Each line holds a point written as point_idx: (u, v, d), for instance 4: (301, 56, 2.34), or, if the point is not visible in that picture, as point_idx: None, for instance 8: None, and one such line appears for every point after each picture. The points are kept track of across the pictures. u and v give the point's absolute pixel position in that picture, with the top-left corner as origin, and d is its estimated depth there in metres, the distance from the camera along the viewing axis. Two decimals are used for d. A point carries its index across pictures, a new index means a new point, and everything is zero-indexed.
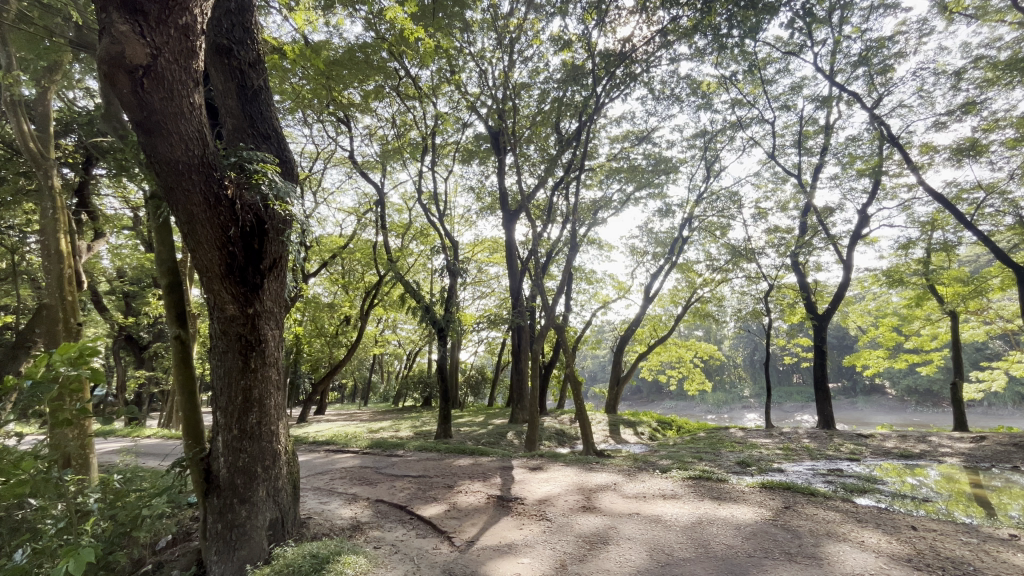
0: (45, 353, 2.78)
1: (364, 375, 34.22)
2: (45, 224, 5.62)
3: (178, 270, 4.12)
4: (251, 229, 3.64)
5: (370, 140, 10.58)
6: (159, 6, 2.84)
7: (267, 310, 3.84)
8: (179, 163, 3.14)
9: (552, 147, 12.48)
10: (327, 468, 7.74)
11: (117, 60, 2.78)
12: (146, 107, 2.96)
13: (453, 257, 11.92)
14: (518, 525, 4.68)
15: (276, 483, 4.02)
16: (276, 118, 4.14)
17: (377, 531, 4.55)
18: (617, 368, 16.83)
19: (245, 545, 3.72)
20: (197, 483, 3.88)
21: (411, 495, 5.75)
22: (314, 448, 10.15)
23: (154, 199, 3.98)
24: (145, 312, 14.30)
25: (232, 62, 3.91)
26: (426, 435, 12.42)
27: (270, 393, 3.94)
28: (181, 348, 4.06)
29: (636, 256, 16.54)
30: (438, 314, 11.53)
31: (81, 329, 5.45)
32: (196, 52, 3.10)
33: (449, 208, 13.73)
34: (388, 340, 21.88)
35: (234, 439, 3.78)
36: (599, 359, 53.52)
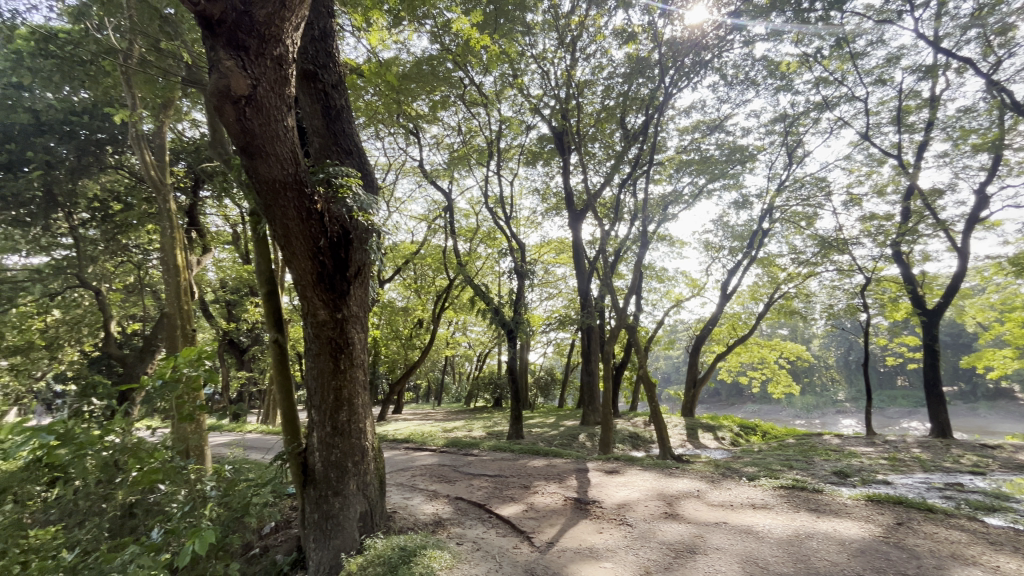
0: (172, 355, 3.22)
1: (436, 376, 35.45)
2: (165, 242, 6.43)
3: (274, 279, 4.50)
4: (338, 239, 3.92)
5: (438, 149, 10.92)
6: (257, 40, 3.08)
7: (353, 314, 4.09)
8: (276, 182, 3.44)
9: (618, 142, 12.20)
10: (408, 464, 8.11)
11: (225, 93, 3.07)
12: (248, 132, 3.24)
13: (520, 259, 12.00)
14: (597, 530, 4.62)
15: (365, 477, 4.26)
16: (357, 134, 4.42)
17: (458, 528, 4.69)
18: (693, 369, 16.08)
19: (339, 535, 3.99)
20: (296, 476, 4.21)
21: (489, 494, 5.87)
22: (394, 446, 10.65)
23: (254, 215, 4.39)
24: (244, 318, 15.76)
25: (317, 85, 4.23)
26: (498, 435, 12.60)
27: (358, 393, 4.19)
28: (279, 351, 4.44)
29: (711, 251, 15.71)
30: (507, 316, 11.71)
31: (196, 334, 6.18)
32: (289, 80, 3.35)
33: (516, 210, 13.86)
34: (458, 342, 22.51)
35: (328, 435, 4.07)
36: (672, 360, 51.52)
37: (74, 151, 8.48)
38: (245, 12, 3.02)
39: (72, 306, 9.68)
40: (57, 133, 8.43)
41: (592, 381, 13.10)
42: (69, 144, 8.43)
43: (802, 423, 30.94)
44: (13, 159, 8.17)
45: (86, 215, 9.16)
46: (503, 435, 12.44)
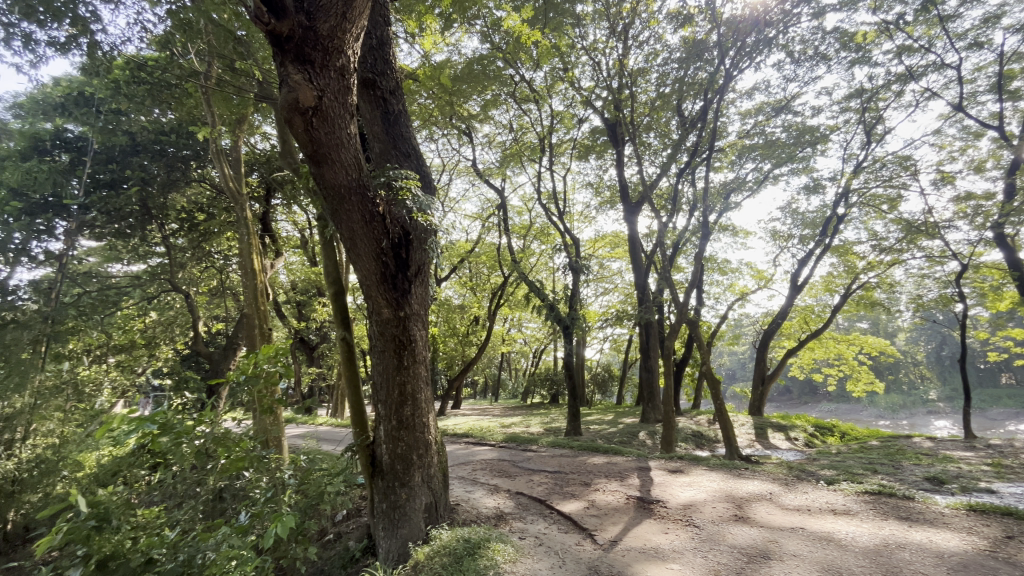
0: (254, 353, 3.49)
1: (493, 372, 35.92)
2: (243, 248, 6.95)
3: (341, 280, 4.74)
4: (399, 240, 4.06)
5: (490, 148, 11.00)
6: (322, 53, 3.24)
7: (415, 312, 4.23)
8: (342, 187, 3.61)
9: (674, 131, 11.76)
10: (468, 459, 8.28)
11: (294, 106, 3.25)
12: (315, 141, 3.43)
13: (575, 254, 11.87)
14: (662, 530, 4.49)
15: (429, 470, 4.40)
16: (415, 137, 4.55)
17: (520, 523, 4.73)
18: (761, 366, 15.25)
19: (406, 525, 4.14)
20: (365, 467, 4.41)
21: (549, 490, 5.88)
22: (454, 440, 10.91)
23: (321, 219, 4.64)
24: (313, 318, 16.72)
25: (376, 92, 4.40)
26: (556, 431, 12.58)
27: (421, 388, 4.33)
28: (347, 348, 4.67)
29: (779, 240, 14.80)
30: (562, 312, 11.64)
31: (271, 333, 6.64)
32: (350, 89, 3.50)
33: (569, 205, 13.72)
34: (514, 339, 22.68)
35: (393, 428, 4.24)
36: (737, 355, 49.15)
37: (164, 167, 9.35)
38: (310, 27, 3.17)
39: (165, 309, 10.69)
40: (149, 152, 9.32)
41: (652, 378, 12.74)
42: (159, 162, 9.30)
43: (887, 424, 28.61)
44: (114, 178, 9.09)
45: (175, 225, 10.03)
46: (561, 432, 12.40)
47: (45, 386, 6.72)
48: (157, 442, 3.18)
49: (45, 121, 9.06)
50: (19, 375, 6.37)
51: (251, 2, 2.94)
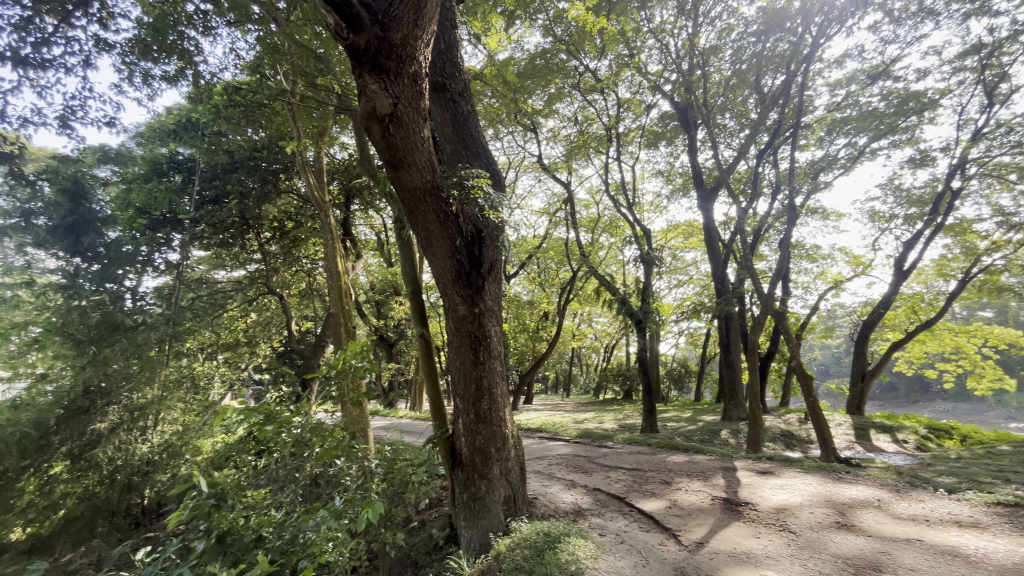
0: (344, 348, 3.75)
1: (564, 367, 35.81)
2: (328, 252, 7.46)
3: (417, 279, 4.93)
4: (471, 238, 4.16)
5: (555, 142, 10.89)
6: (395, 62, 3.37)
7: (489, 308, 4.30)
8: (418, 189, 3.76)
9: (753, 109, 11.00)
10: (543, 454, 8.32)
11: (372, 114, 3.41)
12: (392, 147, 3.59)
13: (646, 246, 11.48)
14: (753, 534, 4.24)
15: (507, 463, 4.47)
16: (484, 137, 4.63)
17: (599, 519, 4.68)
18: (860, 360, 13.90)
19: (486, 516, 4.24)
20: (446, 458, 4.56)
21: (628, 487, 5.76)
22: (528, 435, 11.01)
23: (398, 222, 4.85)
24: (391, 316, 17.59)
25: (446, 95, 4.52)
26: (631, 427, 12.30)
27: (497, 382, 4.40)
28: (425, 344, 4.84)
29: (878, 222, 13.38)
30: (634, 306, 11.34)
31: (355, 331, 7.08)
32: (423, 94, 3.61)
33: (639, 195, 13.28)
34: (584, 334, 22.44)
35: (472, 422, 4.34)
36: (830, 350, 45.18)
37: (258, 181, 10.24)
38: (384, 37, 3.29)
39: (263, 310, 11.59)
40: (246, 168, 10.17)
41: (734, 374, 12.05)
42: (254, 176, 10.19)
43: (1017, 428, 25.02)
44: (217, 193, 10.04)
45: (269, 234, 10.96)
46: (636, 428, 12.10)
47: (169, 379, 7.56)
48: (263, 430, 3.50)
49: (161, 147, 10.25)
50: (149, 370, 7.30)
51: (331, 19, 3.11)
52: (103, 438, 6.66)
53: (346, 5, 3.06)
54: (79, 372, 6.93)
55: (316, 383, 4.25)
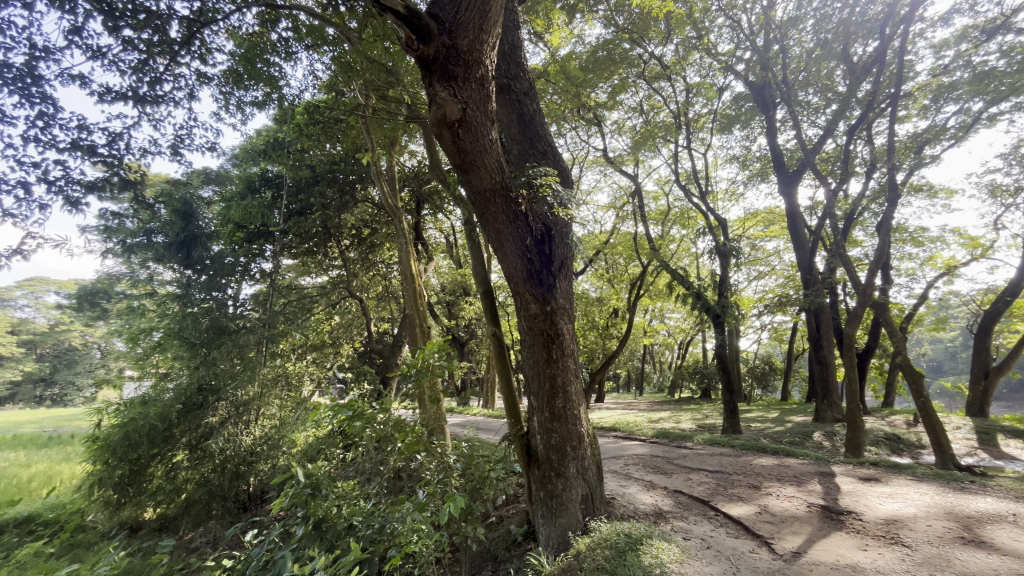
0: (423, 347, 3.91)
1: (636, 365, 34.86)
2: (402, 256, 7.81)
3: (488, 279, 5.02)
4: (541, 236, 4.16)
5: (620, 135, 10.59)
6: (463, 68, 3.45)
7: (561, 306, 4.28)
8: (487, 191, 3.82)
9: (840, 82, 10.06)
10: (618, 453, 8.15)
11: (442, 120, 3.53)
12: (462, 151, 3.68)
13: (722, 236, 10.86)
14: (858, 547, 3.88)
15: (584, 462, 4.42)
16: (551, 135, 4.62)
17: (682, 522, 4.51)
18: (981, 355, 12.26)
19: (564, 514, 4.23)
20: (522, 456, 4.60)
21: (712, 491, 5.49)
22: (601, 434, 10.85)
23: (469, 223, 4.97)
24: (461, 316, 18.08)
25: (512, 96, 4.56)
26: (711, 428, 11.73)
27: (570, 380, 4.37)
28: (497, 342, 4.91)
29: (1000, 196, 11.73)
30: (711, 300, 10.78)
31: (429, 331, 7.35)
32: (490, 96, 3.67)
33: (712, 183, 12.61)
34: (656, 330, 21.71)
35: (547, 420, 4.34)
36: (942, 344, 40.22)
37: (337, 192, 10.93)
38: (452, 45, 3.39)
39: (345, 312, 12.12)
40: (326, 180, 10.85)
41: (827, 372, 11.09)
42: (333, 188, 10.88)
43: None
44: (302, 206, 10.76)
45: (348, 241, 11.67)
46: (716, 429, 11.49)
47: (267, 377, 8.30)
48: (352, 425, 3.73)
49: (253, 166, 11.27)
50: (250, 369, 8.07)
51: (402, 32, 3.26)
52: (215, 431, 7.43)
53: (416, 17, 3.19)
54: (193, 371, 7.88)
55: (396, 381, 4.45)
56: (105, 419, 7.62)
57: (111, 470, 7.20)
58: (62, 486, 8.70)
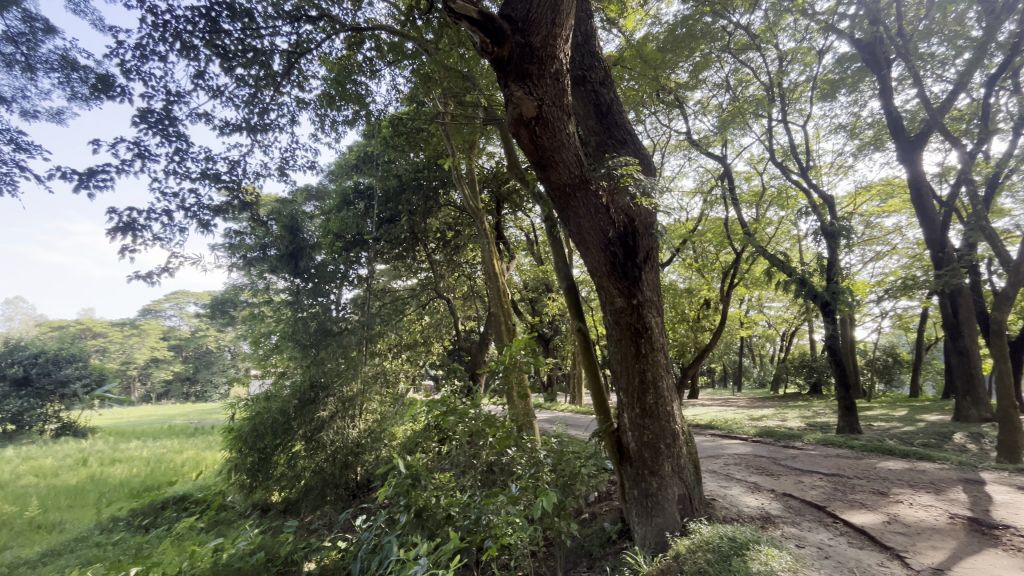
0: (510, 343, 4.01)
1: (733, 359, 32.66)
2: (485, 256, 8.02)
3: (571, 275, 4.98)
4: (624, 228, 4.06)
5: (705, 115, 9.97)
6: (537, 65, 3.46)
7: (648, 299, 4.12)
8: (567, 185, 3.79)
9: (973, 26, 8.65)
10: (717, 452, 7.71)
11: (519, 119, 3.56)
12: (540, 148, 3.68)
13: (829, 215, 9.83)
14: (1020, 568, 3.32)
15: (679, 461, 4.24)
16: (630, 123, 4.47)
17: (794, 529, 4.15)
18: None
19: (661, 514, 4.09)
20: (613, 452, 4.50)
21: (828, 495, 5.00)
22: (698, 432, 10.30)
23: (549, 220, 4.98)
24: (545, 313, 18.16)
25: (587, 86, 4.47)
26: (824, 427, 10.66)
27: (662, 375, 4.21)
28: (582, 337, 4.85)
29: None
30: (817, 286, 9.81)
31: (514, 327, 7.49)
32: (566, 90, 3.63)
33: (814, 158, 11.44)
34: (755, 321, 20.16)
35: (638, 416, 4.21)
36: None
37: (422, 198, 11.50)
38: (525, 43, 3.43)
39: (434, 313, 12.67)
40: (411, 188, 11.40)
41: (969, 364, 9.60)
42: (418, 195, 11.46)
43: None
44: (391, 213, 11.40)
45: (434, 245, 12.22)
46: (831, 428, 10.43)
47: (368, 375, 8.95)
48: (446, 419, 3.95)
49: (347, 180, 12.18)
50: (353, 367, 8.79)
51: (477, 38, 3.37)
52: (326, 424, 8.17)
53: (489, 21, 3.28)
54: (307, 369, 8.75)
55: (485, 377, 4.57)
56: (238, 413, 8.70)
57: (245, 457, 8.21)
58: (207, 470, 10.07)
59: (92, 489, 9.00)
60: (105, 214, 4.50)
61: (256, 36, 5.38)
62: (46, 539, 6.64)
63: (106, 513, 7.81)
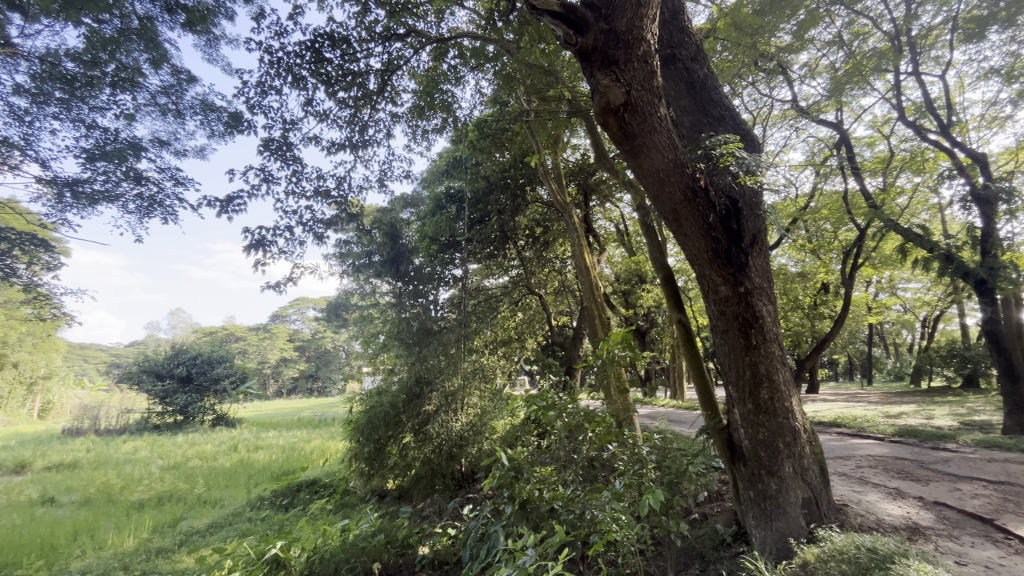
0: (609, 337, 3.93)
1: (860, 348, 29.05)
2: (575, 250, 7.95)
3: (668, 264, 4.75)
4: (727, 211, 3.80)
5: (813, 78, 8.96)
6: (623, 49, 3.35)
7: (757, 286, 3.81)
8: (660, 171, 3.61)
9: None
10: (847, 452, 6.91)
11: (607, 108, 3.47)
12: (630, 135, 3.54)
13: (981, 177, 8.34)
14: None
15: (802, 461, 3.87)
16: (726, 98, 4.17)
17: (952, 544, 3.59)
18: None
19: (782, 518, 3.76)
20: (723, 451, 4.22)
21: (996, 507, 4.26)
22: (821, 430, 9.32)
23: (641, 209, 4.80)
24: (640, 305, 17.55)
25: (678, 65, 4.24)
26: (985, 427, 9.06)
27: (776, 368, 3.87)
28: (683, 329, 4.60)
29: None
30: (968, 262, 8.37)
31: (609, 321, 7.33)
32: (655, 72, 3.48)
33: (957, 112, 9.75)
34: (887, 305, 17.69)
35: (751, 412, 3.91)
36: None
37: (510, 196, 11.68)
38: (609, 29, 3.36)
39: (527, 309, 12.89)
40: (499, 188, 11.63)
41: None
42: (506, 193, 11.65)
43: None
44: (481, 214, 11.74)
45: (524, 242, 12.37)
46: (993, 428, 8.85)
47: (467, 371, 9.35)
48: (546, 413, 3.97)
49: (438, 185, 12.75)
50: (453, 364, 9.22)
51: (560, 31, 3.37)
52: (431, 417, 8.67)
53: (572, 11, 3.36)
54: (412, 366, 9.37)
55: (581, 371, 4.53)
56: (355, 406, 9.55)
57: (362, 446, 8.94)
58: (332, 458, 11.20)
59: (242, 471, 10.47)
60: (241, 233, 5.19)
61: (353, 59, 5.84)
62: (211, 513, 7.87)
63: (254, 492, 9.05)
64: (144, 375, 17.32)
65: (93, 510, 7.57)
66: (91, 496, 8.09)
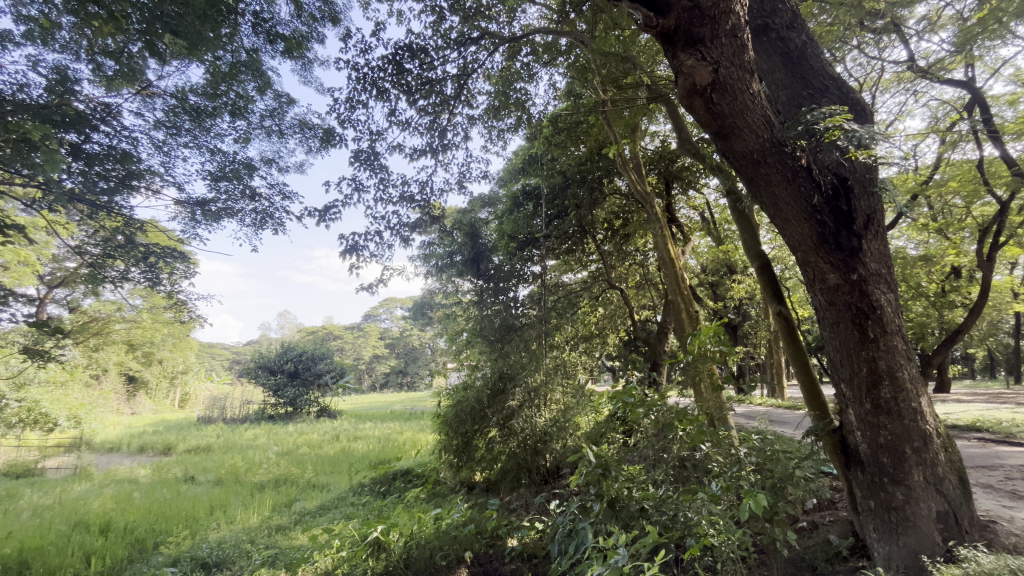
0: (699, 333, 3.77)
1: (1003, 341, 24.96)
2: (658, 242, 7.65)
3: (764, 253, 4.40)
4: (834, 191, 3.44)
5: (935, 33, 7.81)
6: (709, 26, 3.16)
7: (873, 273, 3.41)
8: (754, 152, 3.36)
9: None
10: (993, 462, 5.97)
11: (693, 90, 3.30)
12: (718, 116, 3.33)
13: None
14: None
15: (936, 469, 3.41)
16: (830, 66, 3.78)
17: None
18: None
19: (912, 533, 3.33)
20: (835, 455, 3.83)
21: None
22: (957, 435, 8.13)
23: (732, 195, 4.49)
24: (730, 297, 16.48)
25: (771, 35, 3.91)
26: None
27: (900, 364, 3.44)
28: (784, 322, 4.24)
29: None
30: None
31: (697, 314, 6.95)
32: (745, 46, 3.25)
33: None
34: None
35: (869, 413, 3.50)
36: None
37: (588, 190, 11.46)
38: (694, 5, 3.17)
39: (608, 304, 12.62)
40: (576, 182, 11.46)
41: None
42: (583, 187, 11.42)
43: None
44: (559, 210, 11.65)
45: (603, 236, 12.11)
46: None
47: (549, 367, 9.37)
48: (635, 411, 3.86)
49: (514, 184, 12.86)
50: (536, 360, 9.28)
51: (640, 15, 3.26)
52: (515, 412, 8.81)
53: None
54: (495, 362, 9.57)
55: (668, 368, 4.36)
56: (443, 400, 9.97)
57: (450, 439, 9.29)
58: (423, 449, 11.79)
59: (344, 460, 11.36)
60: (338, 239, 5.63)
61: (431, 68, 6.07)
62: (319, 496, 8.65)
63: (355, 479, 9.80)
64: (260, 370, 19.47)
65: (225, 488, 8.65)
66: (222, 476, 9.26)
